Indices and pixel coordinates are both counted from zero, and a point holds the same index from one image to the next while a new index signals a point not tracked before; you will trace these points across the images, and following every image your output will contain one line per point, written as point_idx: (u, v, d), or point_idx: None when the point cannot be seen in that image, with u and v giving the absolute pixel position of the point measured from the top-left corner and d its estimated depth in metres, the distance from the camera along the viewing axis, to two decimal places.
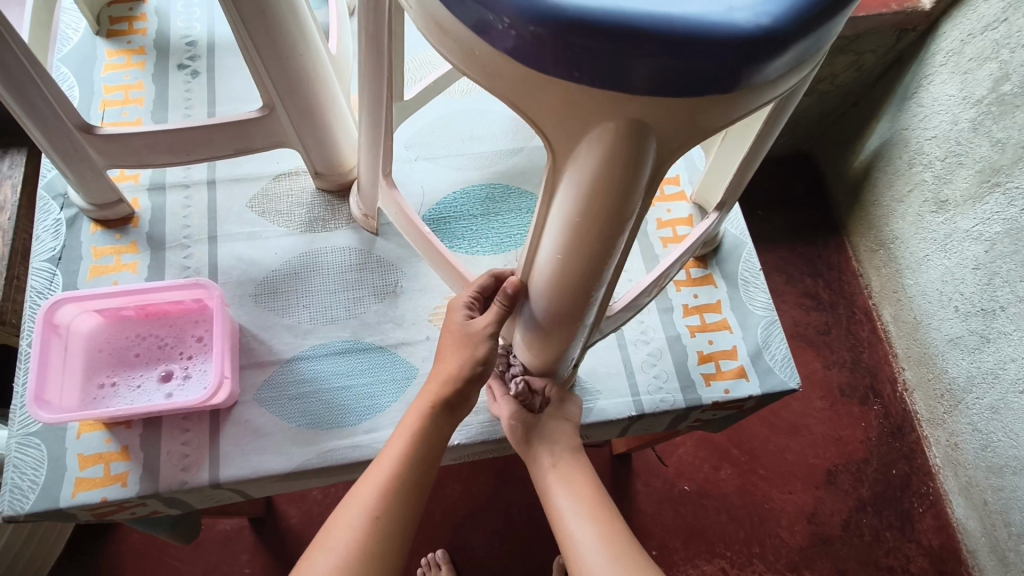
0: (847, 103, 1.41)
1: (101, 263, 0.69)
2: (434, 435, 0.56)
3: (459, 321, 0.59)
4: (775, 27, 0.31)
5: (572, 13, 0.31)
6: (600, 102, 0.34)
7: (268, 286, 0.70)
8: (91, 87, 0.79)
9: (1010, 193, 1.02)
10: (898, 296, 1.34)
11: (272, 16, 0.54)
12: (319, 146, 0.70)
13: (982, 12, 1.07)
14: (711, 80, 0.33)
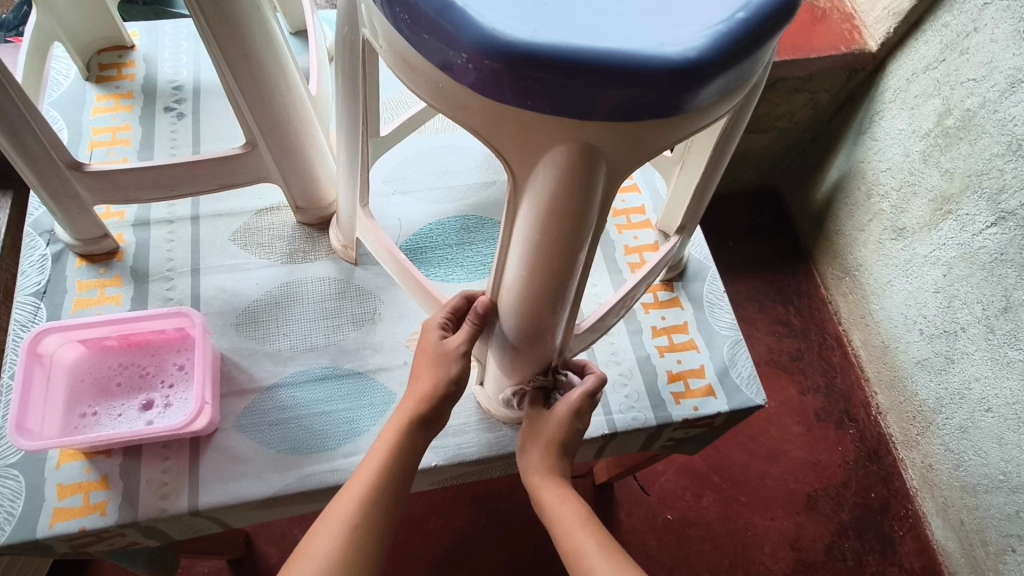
0: (806, 138, 1.48)
1: (85, 296, 0.71)
2: (411, 450, 0.58)
3: (432, 342, 0.61)
4: (702, 59, 0.36)
5: (522, 48, 0.35)
6: (552, 126, 0.38)
7: (250, 316, 0.72)
8: (80, 129, 0.82)
9: (962, 220, 1.08)
10: (865, 321, 1.38)
11: (254, 59, 0.59)
12: (299, 181, 0.73)
13: (922, 52, 1.15)
14: (649, 105, 0.37)
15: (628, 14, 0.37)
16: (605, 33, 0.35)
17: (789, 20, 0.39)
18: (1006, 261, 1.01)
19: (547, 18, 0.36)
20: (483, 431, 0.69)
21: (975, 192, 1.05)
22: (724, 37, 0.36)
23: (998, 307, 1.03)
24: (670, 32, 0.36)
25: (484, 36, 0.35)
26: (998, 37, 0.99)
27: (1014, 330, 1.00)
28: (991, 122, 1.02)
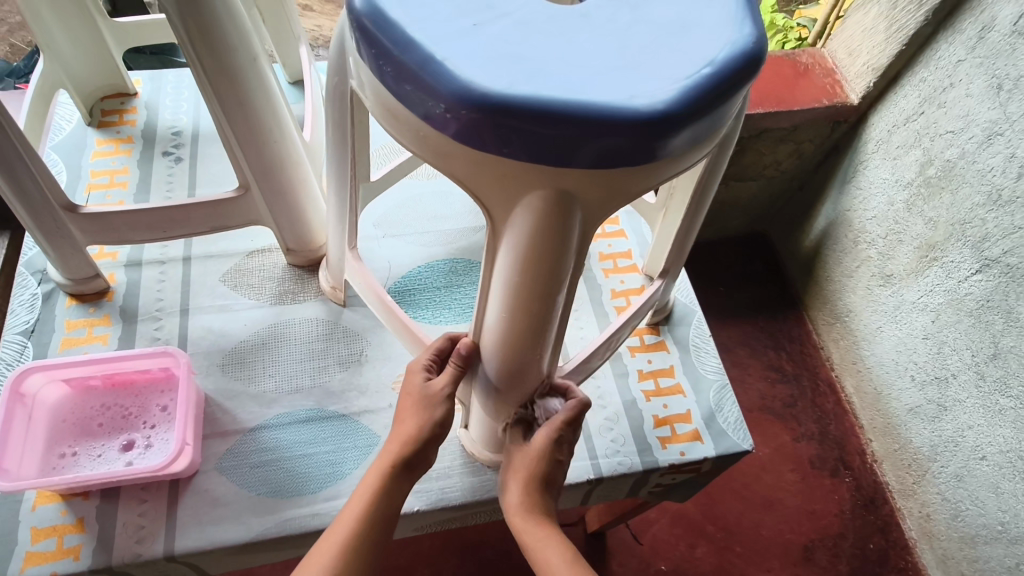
0: (793, 187, 1.51)
1: (73, 335, 0.71)
2: (395, 494, 0.58)
3: (417, 384, 0.61)
4: (670, 111, 0.37)
5: (499, 99, 0.36)
6: (529, 172, 0.40)
7: (236, 357, 0.73)
8: (78, 172, 0.84)
9: (948, 267, 1.10)
10: (857, 367, 1.38)
11: (250, 108, 0.61)
12: (290, 223, 0.74)
13: (901, 106, 1.19)
14: (620, 154, 0.38)
15: (600, 68, 0.39)
16: (577, 86, 0.37)
17: (753, 75, 0.41)
18: (993, 308, 1.02)
19: (522, 71, 0.37)
20: (467, 475, 0.69)
21: (959, 240, 1.07)
22: (690, 91, 0.38)
23: (987, 353, 1.04)
24: (639, 85, 0.38)
25: (463, 90, 0.37)
26: (972, 91, 1.03)
27: (1005, 377, 1.01)
28: (970, 172, 1.05)
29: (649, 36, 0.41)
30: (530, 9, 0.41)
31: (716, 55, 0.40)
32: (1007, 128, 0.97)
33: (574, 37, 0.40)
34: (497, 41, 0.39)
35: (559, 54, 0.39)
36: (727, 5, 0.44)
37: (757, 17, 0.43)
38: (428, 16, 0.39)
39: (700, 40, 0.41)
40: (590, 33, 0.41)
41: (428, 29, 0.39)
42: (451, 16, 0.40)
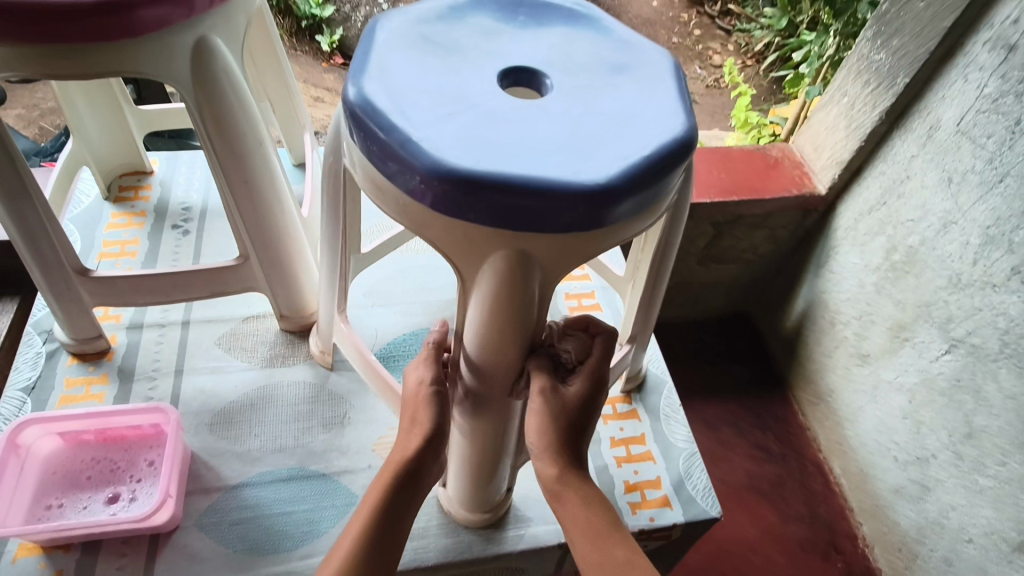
0: (772, 270, 1.51)
1: (71, 392, 0.75)
2: (398, 506, 0.56)
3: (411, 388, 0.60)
4: (610, 184, 0.44)
5: (466, 173, 0.43)
6: (491, 235, 0.46)
7: (224, 416, 0.76)
8: (92, 241, 0.91)
9: (919, 347, 1.08)
10: (842, 448, 1.33)
11: (254, 184, 0.68)
12: (285, 289, 0.79)
13: (865, 195, 1.20)
14: (569, 220, 0.44)
15: (554, 149, 0.45)
16: (532, 163, 0.44)
17: (686, 156, 0.48)
18: (963, 387, 1.00)
19: (485, 152, 0.44)
20: (442, 537, 0.70)
21: (927, 321, 1.06)
22: (628, 168, 0.45)
23: (962, 434, 1.01)
24: (586, 163, 0.45)
25: (435, 164, 0.43)
26: (928, 183, 1.04)
27: (981, 457, 0.98)
28: (932, 258, 1.05)
29: (597, 125, 0.48)
30: (497, 103, 0.49)
31: (653, 141, 0.47)
32: (960, 218, 0.98)
33: (533, 125, 0.47)
34: (467, 127, 0.46)
35: (519, 138, 0.46)
36: (665, 100, 0.51)
37: (690, 111, 0.51)
38: (410, 108, 0.47)
39: (640, 128, 0.48)
40: (547, 122, 0.48)
41: (409, 117, 0.46)
42: (428, 108, 0.47)
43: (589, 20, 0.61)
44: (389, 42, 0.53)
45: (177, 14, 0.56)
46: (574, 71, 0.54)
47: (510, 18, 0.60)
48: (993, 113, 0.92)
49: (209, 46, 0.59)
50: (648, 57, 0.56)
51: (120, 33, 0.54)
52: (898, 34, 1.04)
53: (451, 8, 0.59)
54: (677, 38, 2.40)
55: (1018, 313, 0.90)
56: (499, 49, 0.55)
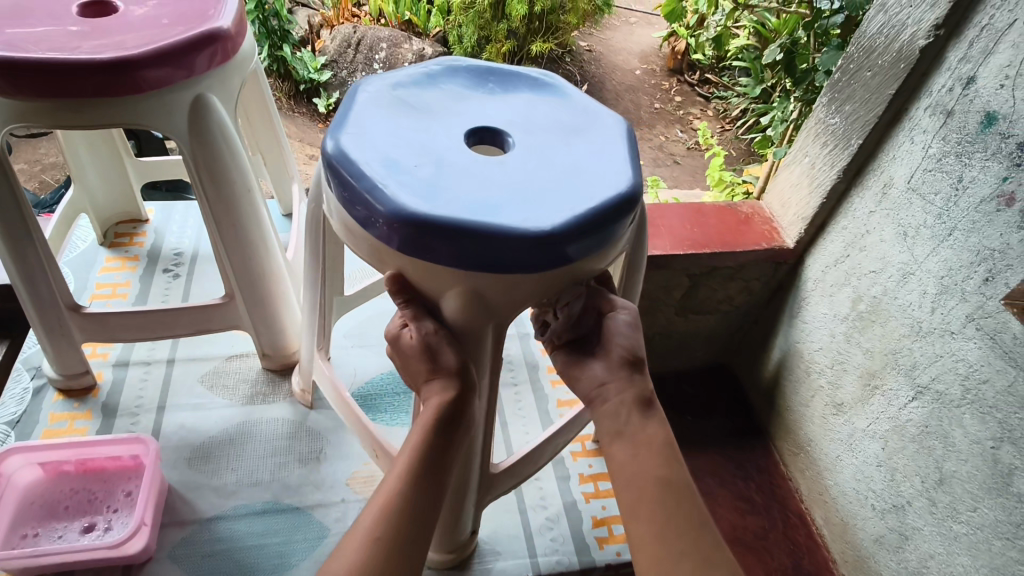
0: (749, 321, 1.47)
1: (55, 426, 0.78)
2: (440, 446, 0.56)
3: (416, 341, 0.56)
4: (554, 231, 0.49)
5: (425, 217, 0.48)
6: (450, 273, 0.51)
7: (203, 451, 0.78)
8: (85, 284, 0.95)
9: (889, 396, 1.05)
10: (824, 497, 1.26)
11: (241, 229, 0.73)
12: (268, 330, 0.83)
13: (830, 248, 1.19)
14: (519, 262, 0.50)
15: (508, 199, 0.51)
16: (487, 211, 0.50)
17: (629, 209, 0.54)
18: (932, 433, 0.97)
19: (446, 200, 0.50)
20: None
21: (894, 369, 1.03)
22: (573, 219, 0.50)
23: (934, 480, 0.97)
24: (536, 213, 0.50)
25: (399, 209, 0.49)
26: (885, 237, 1.03)
27: (953, 503, 0.94)
28: (894, 307, 1.03)
29: (550, 178, 0.54)
30: (461, 157, 0.55)
31: (599, 195, 0.53)
32: (918, 269, 0.96)
33: (491, 178, 0.53)
34: (431, 177, 0.52)
35: (477, 189, 0.51)
36: (614, 160, 0.58)
37: (637, 169, 0.57)
38: (382, 159, 0.52)
39: (589, 183, 0.54)
40: (504, 175, 0.54)
41: (380, 167, 0.51)
42: (398, 160, 0.53)
43: (553, 88, 0.68)
44: (367, 103, 0.59)
45: (177, 76, 0.62)
46: (533, 131, 0.60)
47: (481, 84, 0.66)
48: (939, 171, 0.92)
49: (207, 104, 0.65)
50: (603, 122, 0.63)
51: (125, 90, 0.60)
52: (849, 99, 1.05)
53: (427, 75, 0.65)
54: (658, 104, 2.55)
55: (977, 359, 0.88)
56: (467, 111, 0.61)
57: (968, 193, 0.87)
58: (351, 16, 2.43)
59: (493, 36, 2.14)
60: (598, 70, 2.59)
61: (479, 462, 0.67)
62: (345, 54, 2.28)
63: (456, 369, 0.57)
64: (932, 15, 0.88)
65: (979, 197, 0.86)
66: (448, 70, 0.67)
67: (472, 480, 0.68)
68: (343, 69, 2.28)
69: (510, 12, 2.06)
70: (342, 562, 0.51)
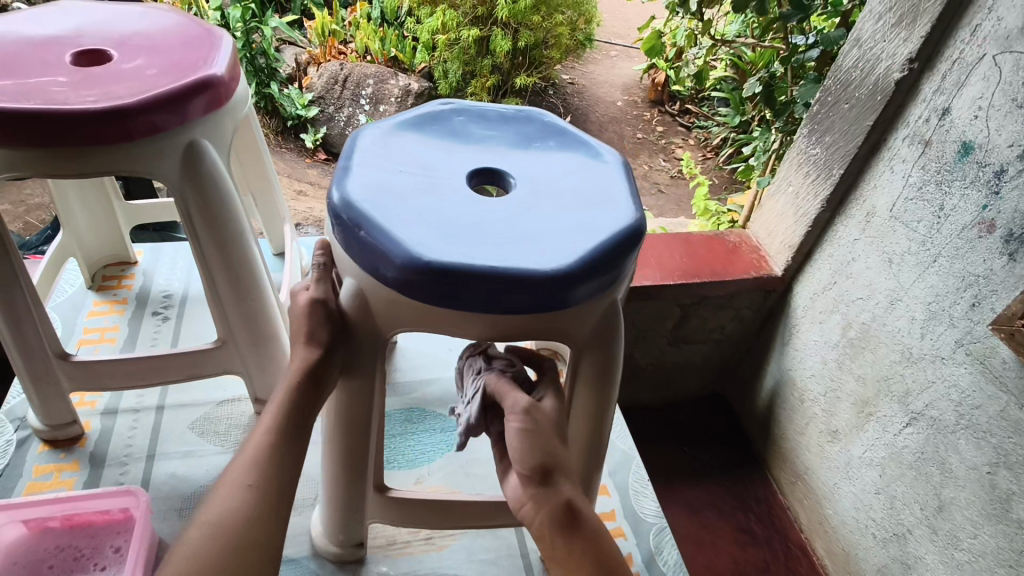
0: (741, 349, 1.44)
1: (40, 479, 0.75)
2: (305, 405, 0.57)
3: (301, 304, 0.59)
4: (434, 266, 0.50)
5: (347, 201, 0.54)
6: (356, 266, 0.55)
7: (195, 500, 0.76)
8: (73, 329, 0.93)
9: (884, 421, 1.04)
10: (824, 526, 1.23)
11: (236, 273, 0.72)
12: (262, 376, 0.81)
13: (817, 277, 1.18)
14: (396, 277, 0.51)
15: (434, 224, 0.54)
16: (400, 221, 0.53)
17: (546, 289, 0.51)
18: (929, 459, 0.96)
19: (386, 202, 0.55)
20: None
21: (888, 396, 1.02)
22: (461, 264, 0.50)
23: (933, 507, 0.96)
24: (436, 243, 0.52)
25: (339, 187, 0.55)
26: (871, 265, 1.04)
27: (954, 530, 0.93)
28: (884, 334, 1.02)
29: (496, 227, 0.55)
30: (444, 189, 0.59)
31: (513, 263, 0.51)
32: (904, 295, 0.97)
33: (449, 207, 0.56)
34: (401, 181, 0.58)
35: (420, 209, 0.55)
36: (579, 242, 0.54)
37: (591, 260, 0.53)
38: (388, 157, 0.61)
39: (528, 249, 0.53)
40: (458, 209, 0.56)
41: (370, 160, 0.60)
42: (395, 163, 0.60)
43: (602, 159, 0.66)
44: (421, 123, 0.67)
45: (171, 121, 0.62)
46: (540, 186, 0.61)
47: (540, 140, 0.68)
48: (920, 200, 0.93)
49: (200, 149, 0.65)
50: (616, 206, 0.59)
51: (118, 138, 0.60)
52: (829, 130, 1.06)
53: (501, 118, 0.71)
54: (642, 134, 2.59)
55: (969, 384, 0.88)
56: (499, 156, 0.65)
57: (950, 221, 0.89)
58: (338, 53, 2.47)
59: (477, 70, 2.16)
60: (582, 102, 2.63)
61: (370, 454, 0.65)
62: (332, 90, 2.32)
63: (324, 337, 0.57)
64: (906, 49, 0.90)
65: (960, 224, 0.87)
66: (524, 119, 0.71)
67: (364, 476, 0.67)
68: (331, 105, 2.31)
69: (494, 48, 2.11)
70: (212, 510, 0.52)
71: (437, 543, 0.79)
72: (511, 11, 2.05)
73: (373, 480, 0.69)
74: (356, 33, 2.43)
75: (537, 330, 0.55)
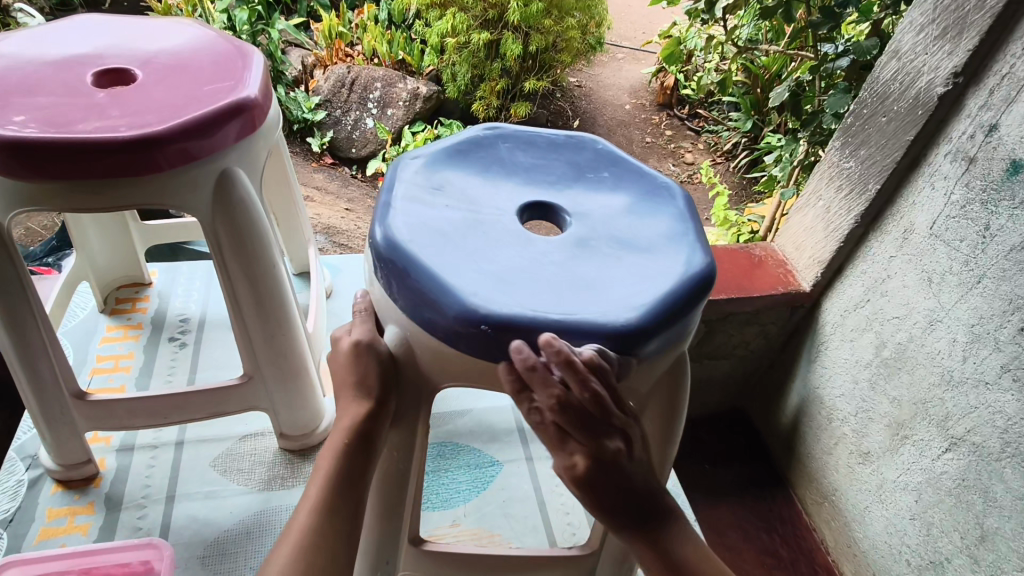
0: (764, 365, 1.22)
1: (53, 524, 0.71)
2: (356, 472, 0.49)
3: (344, 350, 0.51)
4: (491, 319, 0.43)
5: (389, 239, 0.47)
6: (399, 313, 0.48)
7: (218, 547, 0.71)
8: (85, 356, 0.89)
9: (921, 445, 0.87)
10: (853, 550, 1.04)
11: (265, 306, 0.67)
12: (288, 411, 0.77)
13: (848, 292, 0.99)
14: (446, 330, 0.45)
15: (487, 268, 0.47)
16: (449, 266, 0.46)
17: (613, 346, 0.45)
18: (970, 487, 0.80)
19: (433, 242, 0.48)
20: None
21: (925, 419, 0.86)
22: (523, 318, 0.44)
23: (975, 536, 0.80)
24: (492, 293, 0.45)
25: (380, 222, 0.48)
26: (908, 281, 0.87)
27: (998, 563, 0.77)
28: (922, 355, 0.86)
29: (556, 274, 0.48)
30: (494, 226, 0.51)
31: (579, 316, 0.44)
32: (945, 317, 0.81)
33: (501, 249, 0.49)
34: (446, 217, 0.51)
35: (471, 252, 0.48)
36: (646, 291, 0.47)
37: (660, 313, 0.46)
38: (430, 188, 0.53)
39: (592, 300, 0.46)
40: (511, 253, 0.49)
41: (411, 192, 0.52)
42: (439, 197, 0.53)
43: (664, 196, 0.58)
44: (464, 146, 0.59)
45: (203, 148, 0.58)
46: (599, 227, 0.54)
47: (595, 171, 0.60)
48: (962, 219, 0.79)
49: (232, 178, 0.61)
50: (681, 250, 0.52)
51: (146, 169, 0.55)
52: (865, 144, 0.90)
53: (550, 145, 0.62)
54: (651, 138, 2.54)
55: (1017, 413, 0.73)
56: (551, 186, 0.57)
57: (996, 242, 0.75)
58: (345, 56, 2.40)
59: (487, 74, 2.12)
60: (590, 105, 2.57)
61: (406, 511, 0.58)
62: (338, 93, 2.25)
63: (376, 386, 0.49)
64: (950, 62, 0.76)
65: (1009, 244, 0.73)
66: (575, 146, 0.63)
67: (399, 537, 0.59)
68: (338, 108, 2.23)
69: (505, 52, 2.06)
70: None
71: None
72: (523, 14, 1.99)
73: (406, 535, 0.62)
74: (364, 36, 2.38)
75: None
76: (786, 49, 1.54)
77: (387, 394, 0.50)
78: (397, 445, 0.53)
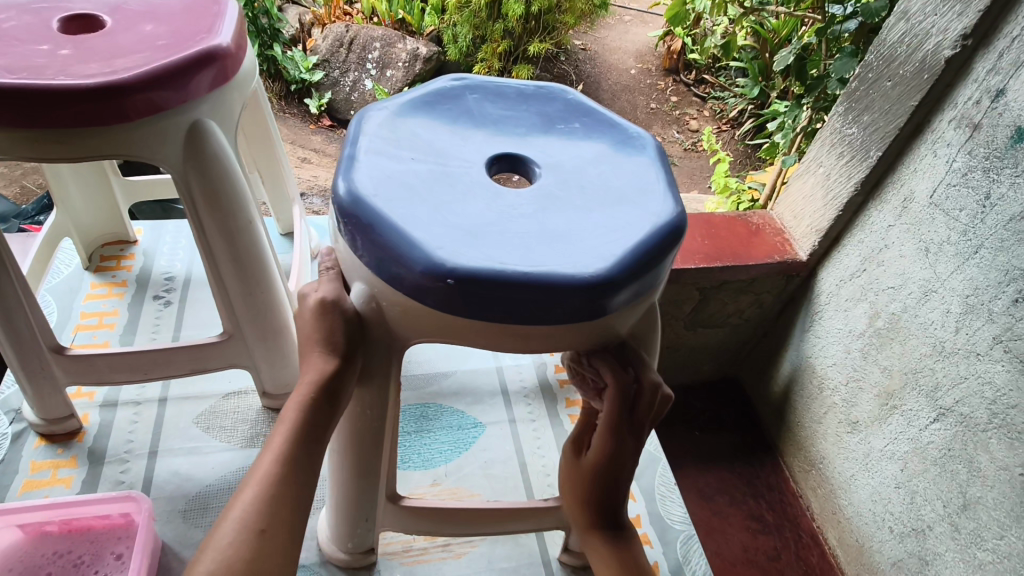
0: (756, 333, 1.21)
1: (37, 477, 0.72)
2: (321, 427, 0.48)
3: (310, 307, 0.50)
4: (458, 273, 0.42)
5: (352, 195, 0.46)
6: (367, 270, 0.47)
7: (200, 501, 0.72)
8: (69, 313, 0.89)
9: (909, 415, 0.87)
10: (838, 517, 1.05)
11: (242, 259, 0.66)
12: (270, 368, 0.76)
13: (845, 261, 0.98)
14: (413, 286, 0.44)
15: (452, 221, 0.46)
16: (413, 219, 0.45)
17: (582, 298, 0.44)
18: (956, 457, 0.80)
19: (398, 196, 0.47)
20: None
21: (915, 389, 0.85)
22: (487, 271, 0.43)
23: (957, 504, 0.81)
24: (458, 247, 0.44)
25: (343, 177, 0.47)
26: (905, 250, 0.86)
27: (978, 530, 0.78)
28: (916, 326, 0.85)
29: (523, 227, 0.47)
30: (461, 179, 0.50)
31: (547, 269, 0.43)
32: (940, 287, 0.80)
33: (467, 202, 0.48)
34: (411, 170, 0.49)
35: (436, 206, 0.47)
36: (616, 242, 0.46)
37: (630, 264, 0.45)
38: (393, 141, 0.52)
39: (560, 252, 0.45)
40: (477, 206, 0.48)
41: (377, 145, 0.51)
42: (403, 149, 0.51)
43: (635, 145, 0.56)
44: (431, 99, 0.58)
45: (172, 99, 0.56)
46: (569, 178, 0.52)
47: (565, 121, 0.59)
48: (963, 187, 0.77)
49: (203, 129, 0.59)
50: (652, 199, 0.50)
51: (113, 119, 0.54)
52: (868, 109, 0.87)
53: (519, 96, 0.61)
54: (655, 104, 2.49)
55: (1006, 383, 0.73)
56: (520, 138, 0.56)
57: (996, 211, 0.73)
58: (343, 14, 2.33)
59: (488, 35, 2.06)
60: (594, 69, 2.52)
61: (382, 465, 0.60)
62: (337, 53, 2.19)
63: (341, 343, 0.49)
64: (960, 23, 0.73)
65: (1009, 214, 0.71)
66: (544, 97, 0.61)
67: (374, 487, 0.61)
68: (336, 68, 2.18)
69: (506, 12, 1.99)
70: (220, 532, 0.42)
71: (455, 550, 0.75)
72: None
73: (383, 492, 0.63)
74: None
75: (566, 341, 0.47)
76: (795, 12, 1.49)
77: (353, 349, 0.49)
78: (366, 401, 0.53)
